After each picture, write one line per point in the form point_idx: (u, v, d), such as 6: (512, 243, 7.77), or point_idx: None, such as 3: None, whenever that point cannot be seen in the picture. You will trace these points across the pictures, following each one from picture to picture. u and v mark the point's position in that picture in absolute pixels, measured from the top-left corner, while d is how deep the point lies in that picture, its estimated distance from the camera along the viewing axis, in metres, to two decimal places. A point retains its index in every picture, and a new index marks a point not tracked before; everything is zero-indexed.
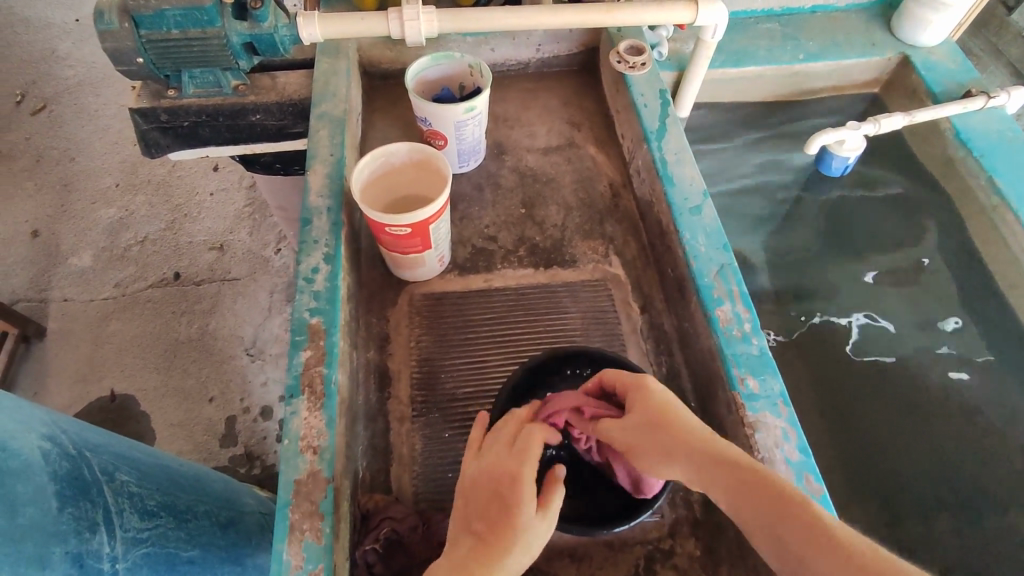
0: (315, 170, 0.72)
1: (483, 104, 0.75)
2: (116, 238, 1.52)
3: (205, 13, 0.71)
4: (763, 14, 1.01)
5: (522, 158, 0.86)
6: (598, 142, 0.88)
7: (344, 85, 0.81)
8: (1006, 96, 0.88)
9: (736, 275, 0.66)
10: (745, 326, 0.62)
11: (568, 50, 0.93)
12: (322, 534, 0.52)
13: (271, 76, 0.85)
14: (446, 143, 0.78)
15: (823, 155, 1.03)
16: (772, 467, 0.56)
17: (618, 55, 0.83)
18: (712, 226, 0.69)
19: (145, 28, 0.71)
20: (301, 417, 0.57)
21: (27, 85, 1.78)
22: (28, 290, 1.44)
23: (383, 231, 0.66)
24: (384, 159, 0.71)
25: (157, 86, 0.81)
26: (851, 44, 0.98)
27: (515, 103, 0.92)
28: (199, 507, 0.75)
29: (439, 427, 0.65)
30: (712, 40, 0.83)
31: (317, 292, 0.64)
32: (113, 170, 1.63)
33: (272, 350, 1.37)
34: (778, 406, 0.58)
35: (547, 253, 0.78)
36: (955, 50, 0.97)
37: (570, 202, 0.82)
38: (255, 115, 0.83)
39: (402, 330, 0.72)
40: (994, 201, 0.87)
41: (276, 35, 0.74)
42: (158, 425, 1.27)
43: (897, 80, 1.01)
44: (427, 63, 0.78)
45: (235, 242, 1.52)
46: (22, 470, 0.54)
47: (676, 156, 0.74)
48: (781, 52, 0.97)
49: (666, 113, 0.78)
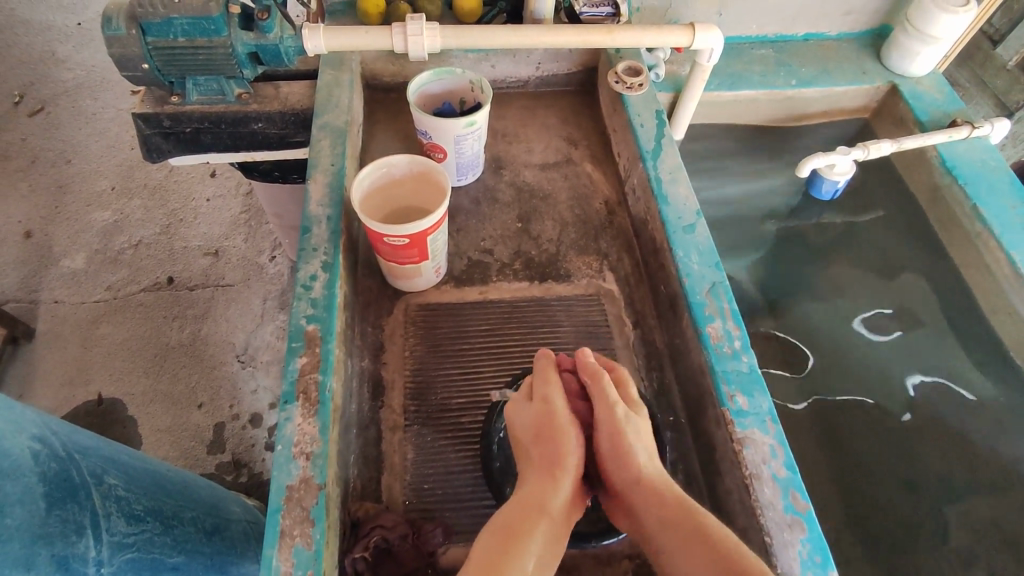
0: (316, 179, 0.73)
1: (483, 119, 0.76)
2: (110, 241, 1.51)
3: (213, 23, 0.72)
4: (758, 40, 1.03)
5: (519, 173, 0.88)
6: (595, 159, 0.90)
7: (346, 96, 0.83)
8: (989, 127, 0.91)
9: (727, 293, 0.67)
10: (735, 343, 0.64)
11: (568, 69, 0.95)
12: (313, 541, 0.52)
13: (274, 85, 0.86)
14: (446, 156, 0.79)
15: (814, 179, 1.05)
16: (759, 483, 0.56)
17: (616, 76, 0.85)
18: (705, 245, 0.70)
19: (152, 36, 0.72)
20: (295, 423, 0.57)
21: (26, 86, 1.78)
22: (18, 291, 1.44)
23: (382, 241, 0.67)
24: (386, 170, 0.72)
25: (160, 92, 0.82)
26: (843, 72, 1.00)
27: (514, 119, 0.94)
28: (184, 514, 0.75)
29: (430, 437, 0.66)
30: (708, 64, 0.85)
31: (314, 299, 0.65)
32: (110, 172, 1.63)
33: (263, 357, 1.36)
34: (766, 423, 0.59)
35: (543, 267, 0.79)
36: (942, 80, 1.00)
37: (566, 218, 0.83)
38: (257, 124, 0.84)
39: (396, 339, 0.72)
40: (977, 228, 0.88)
41: (282, 45, 0.76)
42: (144, 431, 1.26)
43: (886, 108, 1.03)
44: (429, 77, 0.80)
45: (229, 248, 1.52)
46: (11, 470, 0.54)
47: (670, 175, 0.76)
48: (775, 78, 0.99)
49: (662, 133, 0.80)
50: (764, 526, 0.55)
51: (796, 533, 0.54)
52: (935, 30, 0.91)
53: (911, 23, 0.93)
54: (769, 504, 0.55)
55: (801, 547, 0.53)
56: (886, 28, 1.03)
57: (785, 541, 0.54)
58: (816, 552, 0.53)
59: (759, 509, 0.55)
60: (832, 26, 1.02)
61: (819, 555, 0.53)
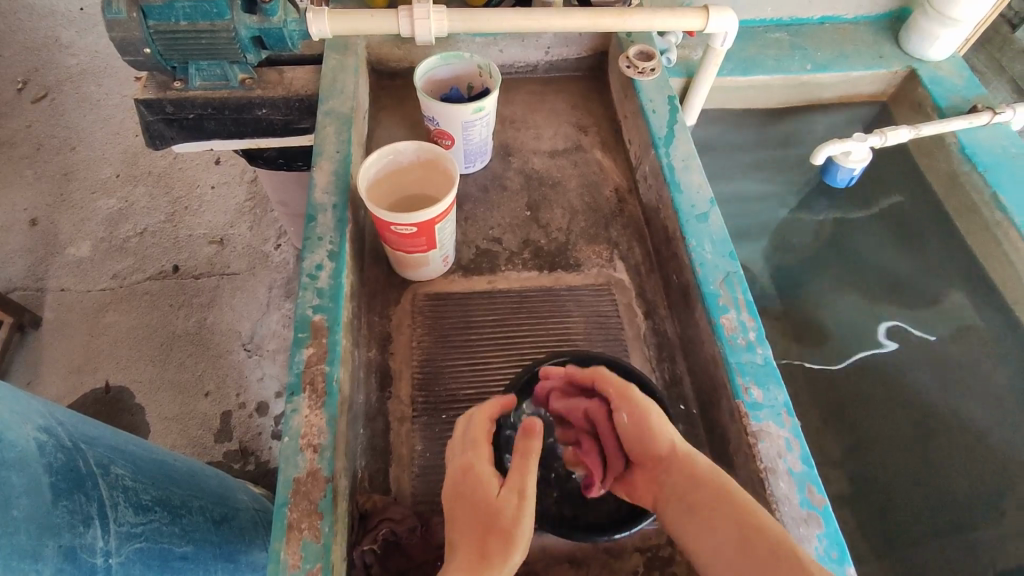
0: (322, 166, 0.72)
1: (492, 105, 0.74)
2: (115, 229, 1.51)
3: (214, 6, 0.71)
4: (773, 24, 1.01)
5: (528, 160, 0.86)
6: (605, 145, 0.88)
7: (351, 82, 0.81)
8: (1012, 112, 0.87)
9: (741, 284, 0.65)
10: (750, 335, 0.62)
11: (577, 54, 0.93)
12: (321, 534, 0.51)
13: (279, 70, 0.85)
14: (453, 143, 0.77)
15: (828, 166, 1.03)
16: (774, 477, 0.55)
17: (627, 60, 0.83)
18: (719, 234, 0.69)
19: (153, 19, 0.71)
20: (302, 414, 0.56)
21: (30, 72, 1.77)
22: (25, 279, 1.43)
23: (389, 230, 0.65)
24: (392, 157, 0.70)
25: (163, 77, 0.81)
26: (859, 56, 0.98)
27: (523, 105, 0.92)
28: (192, 504, 0.75)
29: (439, 429, 0.65)
30: (722, 48, 0.82)
31: (321, 289, 0.64)
32: (114, 160, 1.62)
33: (269, 347, 1.36)
34: (782, 416, 0.58)
35: (551, 256, 0.77)
36: (961, 65, 0.98)
37: (575, 206, 0.82)
38: (261, 110, 0.83)
39: (404, 329, 0.71)
40: (997, 217, 0.85)
41: (285, 29, 0.74)
42: (152, 419, 1.26)
43: (903, 94, 1.01)
44: (436, 62, 0.78)
45: (234, 236, 1.51)
46: (17, 461, 0.53)
47: (683, 162, 0.74)
48: (790, 62, 0.97)
49: (674, 119, 0.78)
50: (779, 521, 0.54)
51: (812, 528, 0.53)
52: (955, 12, 0.88)
53: (931, 5, 0.91)
54: (784, 499, 0.54)
55: (817, 543, 0.52)
56: (905, 11, 1.01)
57: (800, 537, 0.53)
58: (833, 547, 0.52)
59: (774, 504, 0.54)
60: (849, 9, 0.99)
61: (835, 550, 0.52)
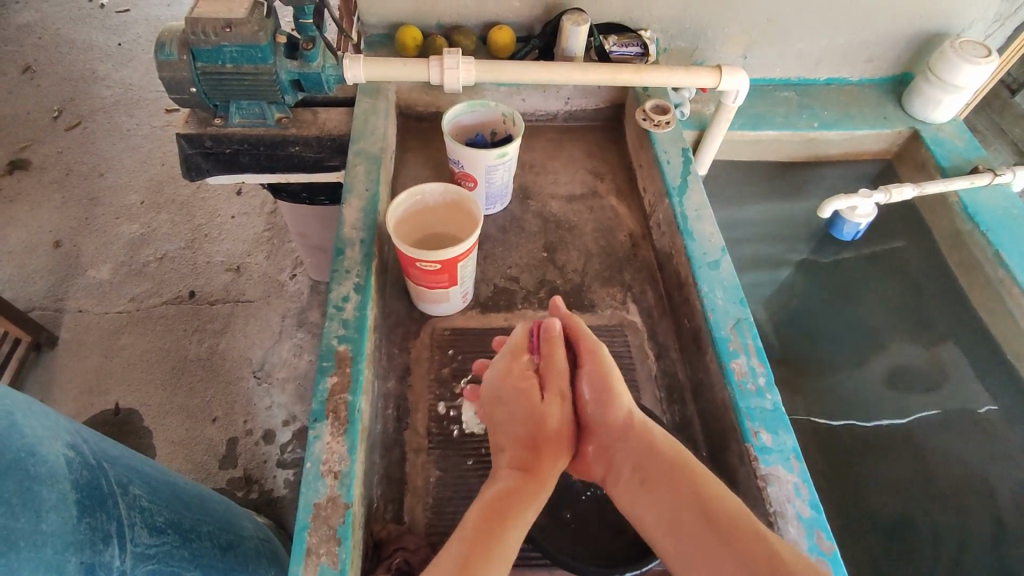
0: (351, 203, 0.76)
1: (514, 151, 0.78)
2: (135, 254, 1.54)
3: (260, 52, 0.75)
4: (781, 83, 1.06)
5: (546, 204, 0.90)
6: (619, 192, 0.92)
7: (382, 124, 0.85)
8: (1011, 174, 0.91)
9: (751, 330, 0.68)
10: (759, 380, 0.64)
11: (595, 105, 0.97)
12: (339, 560, 0.52)
13: (313, 111, 0.89)
14: (476, 185, 0.81)
15: (835, 220, 1.07)
16: (783, 521, 0.56)
17: (643, 113, 0.88)
18: (730, 281, 0.72)
19: (202, 61, 0.76)
20: (324, 441, 0.58)
21: (67, 101, 1.85)
22: (45, 299, 1.47)
23: (414, 266, 0.68)
24: (419, 198, 0.74)
25: (204, 114, 0.86)
26: (865, 117, 1.02)
27: (542, 152, 0.96)
28: (201, 528, 0.75)
29: (453, 460, 0.66)
30: (733, 104, 0.87)
31: (346, 320, 0.66)
32: (139, 187, 1.67)
33: (279, 374, 1.37)
34: (790, 460, 0.60)
35: (567, 296, 0.80)
36: (963, 128, 1.02)
37: (591, 249, 0.85)
38: (294, 147, 0.87)
39: (422, 361, 0.73)
40: (1000, 274, 0.88)
41: (323, 74, 0.79)
42: (160, 442, 1.27)
43: (907, 153, 1.05)
44: (463, 109, 0.82)
45: (251, 265, 1.54)
46: (48, 476, 0.55)
47: (696, 212, 0.77)
48: (798, 119, 1.01)
49: (687, 170, 0.82)
50: None
51: None
52: (958, 79, 0.93)
53: (933, 73, 0.95)
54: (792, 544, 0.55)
55: None
56: (908, 75, 1.06)
57: None
58: None
59: None
60: (854, 71, 1.04)
61: None
